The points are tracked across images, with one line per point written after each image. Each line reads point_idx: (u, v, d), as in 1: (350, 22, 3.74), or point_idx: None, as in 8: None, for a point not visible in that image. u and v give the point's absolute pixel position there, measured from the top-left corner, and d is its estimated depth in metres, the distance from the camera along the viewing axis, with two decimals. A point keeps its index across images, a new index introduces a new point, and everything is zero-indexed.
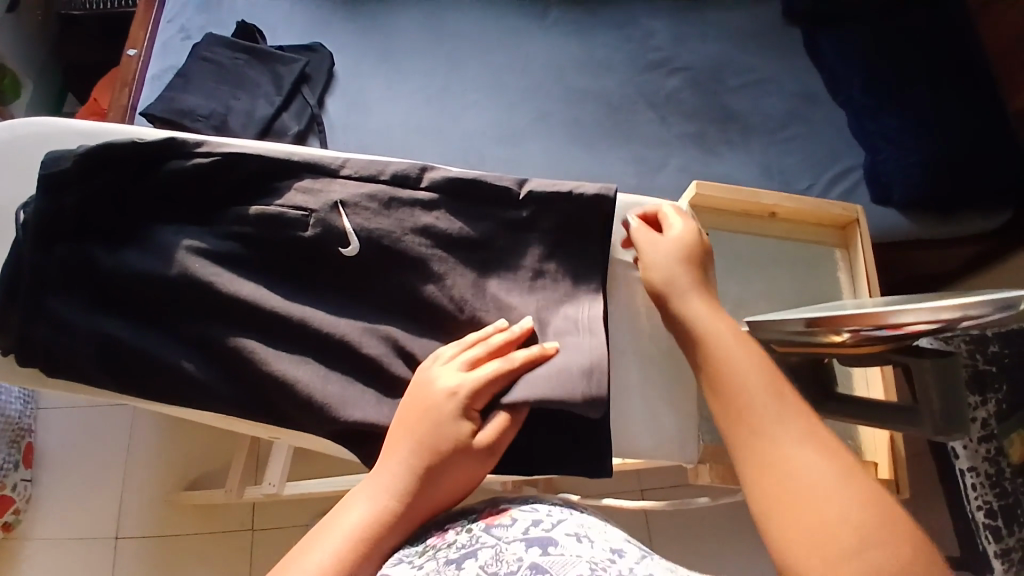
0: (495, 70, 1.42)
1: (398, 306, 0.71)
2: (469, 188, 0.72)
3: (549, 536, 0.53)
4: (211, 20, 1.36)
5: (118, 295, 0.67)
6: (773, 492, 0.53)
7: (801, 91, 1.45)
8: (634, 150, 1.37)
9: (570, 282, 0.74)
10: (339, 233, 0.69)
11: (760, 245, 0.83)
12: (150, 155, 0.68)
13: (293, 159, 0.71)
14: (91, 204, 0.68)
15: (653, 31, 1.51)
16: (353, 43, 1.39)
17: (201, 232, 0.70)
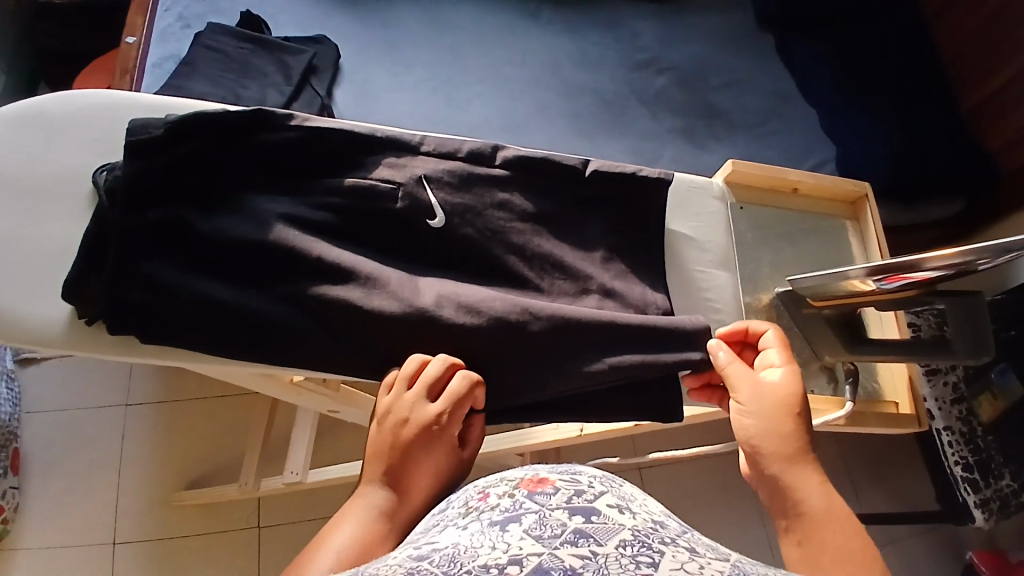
0: (495, 67, 1.47)
1: (471, 266, 0.78)
2: (541, 166, 0.80)
3: (592, 505, 0.50)
4: (209, 9, 1.35)
5: (208, 257, 0.71)
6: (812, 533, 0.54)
7: (778, 90, 1.57)
8: (630, 144, 1.45)
9: (622, 252, 0.82)
10: (427, 205, 0.76)
11: (785, 217, 0.92)
12: (240, 126, 0.74)
13: (378, 135, 0.78)
14: (184, 168, 0.73)
15: (639, 32, 1.60)
16: (355, 36, 1.41)
17: (287, 198, 0.75)
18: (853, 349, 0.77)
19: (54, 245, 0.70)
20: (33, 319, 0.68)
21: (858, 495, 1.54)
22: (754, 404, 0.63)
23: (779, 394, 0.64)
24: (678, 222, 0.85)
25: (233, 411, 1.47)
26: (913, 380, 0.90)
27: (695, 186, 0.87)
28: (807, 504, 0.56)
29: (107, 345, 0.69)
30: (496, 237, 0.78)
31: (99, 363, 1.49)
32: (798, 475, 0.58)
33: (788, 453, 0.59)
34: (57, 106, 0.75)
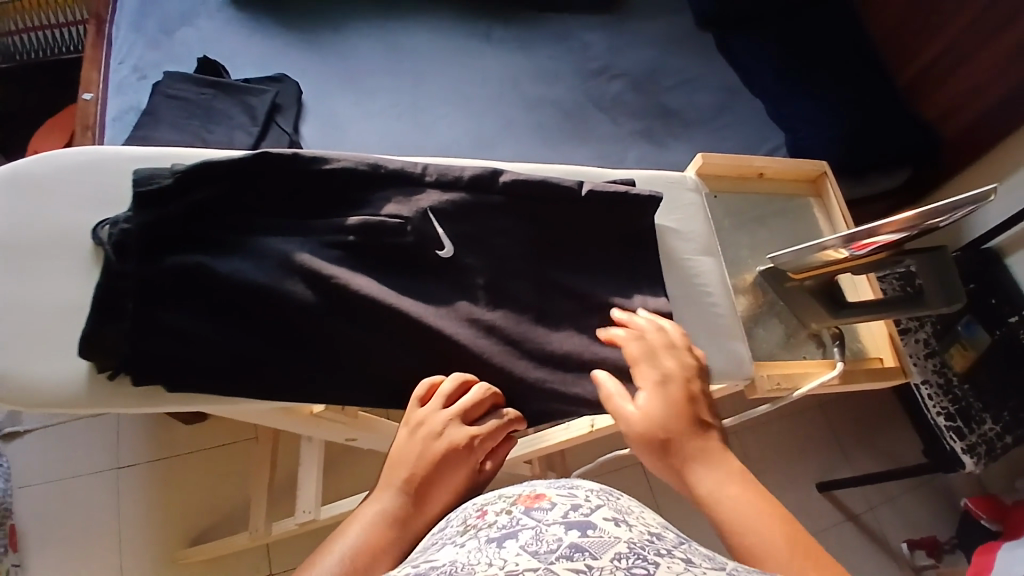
0: (456, 88, 1.50)
1: (476, 283, 0.79)
2: (535, 187, 0.82)
3: (589, 519, 0.51)
4: (164, 57, 1.35)
5: (226, 299, 0.71)
6: (733, 526, 0.54)
7: (724, 85, 1.65)
8: (595, 149, 1.50)
9: (616, 256, 0.84)
10: (434, 235, 0.79)
11: (758, 202, 0.99)
12: (244, 170, 0.74)
13: (382, 170, 0.79)
14: (194, 215, 0.73)
15: (588, 42, 1.66)
16: (316, 72, 1.43)
17: (296, 239, 0.76)
18: (837, 314, 0.82)
19: (64, 302, 0.70)
20: (51, 380, 0.67)
21: (849, 460, 1.61)
22: (648, 434, 0.64)
23: (662, 416, 0.64)
24: (663, 216, 0.89)
25: (234, 458, 1.45)
26: (892, 336, 0.96)
27: (671, 182, 0.91)
28: (720, 503, 0.56)
29: (124, 398, 0.69)
30: (492, 253, 0.80)
31: (86, 427, 1.45)
32: (701, 480, 0.59)
33: (685, 462, 0.61)
34: (55, 164, 0.75)
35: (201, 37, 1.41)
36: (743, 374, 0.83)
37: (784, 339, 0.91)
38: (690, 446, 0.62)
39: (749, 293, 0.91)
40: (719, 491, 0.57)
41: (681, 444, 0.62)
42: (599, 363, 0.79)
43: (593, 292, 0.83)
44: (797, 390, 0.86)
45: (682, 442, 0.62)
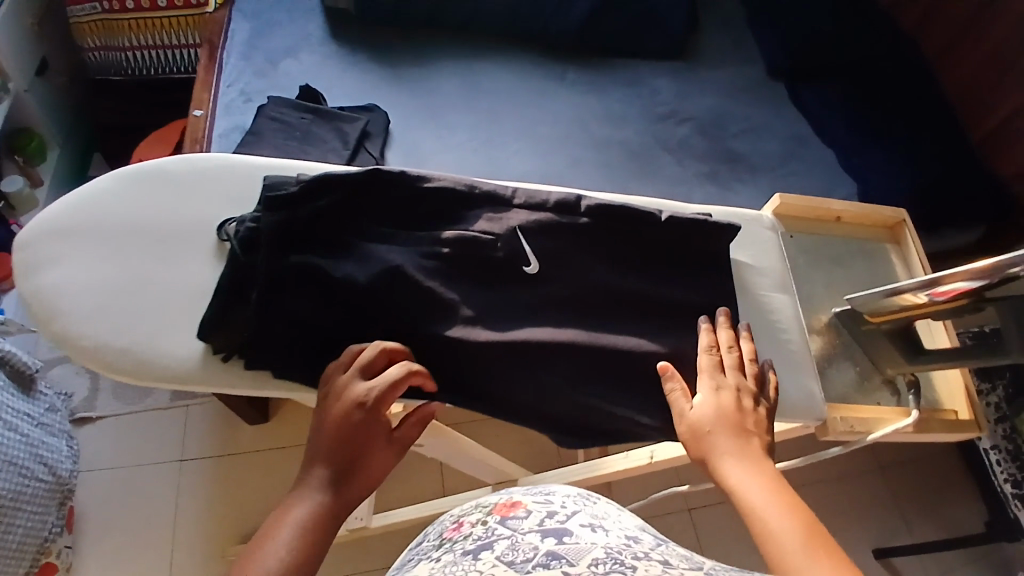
0: (530, 125, 1.58)
1: (557, 300, 0.83)
2: (618, 214, 0.85)
3: (565, 527, 0.58)
4: (269, 84, 1.48)
5: (337, 299, 0.77)
6: (756, 517, 0.63)
7: (792, 134, 1.67)
8: (659, 189, 1.54)
9: (692, 285, 0.86)
10: (522, 252, 0.83)
11: (835, 245, 0.99)
12: (356, 183, 0.81)
13: (477, 192, 0.85)
14: (314, 220, 0.79)
15: (659, 88, 1.71)
16: (402, 105, 1.53)
17: (401, 248, 0.81)
18: (914, 360, 0.83)
19: (189, 287, 0.78)
20: (170, 357, 0.74)
21: (909, 527, 1.54)
22: (690, 432, 0.74)
23: (707, 418, 0.74)
24: (738, 252, 0.91)
25: (288, 463, 1.50)
26: (969, 389, 0.94)
27: (747, 219, 0.93)
28: (746, 497, 0.65)
29: (238, 379, 0.75)
30: (571, 273, 0.84)
31: (157, 419, 1.54)
32: (736, 474, 0.68)
33: (726, 458, 0.70)
34: (195, 164, 0.84)
35: (301, 67, 1.54)
36: (816, 415, 0.83)
37: (856, 382, 0.90)
38: (724, 445, 0.71)
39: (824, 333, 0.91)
40: (747, 485, 0.66)
41: (717, 442, 0.71)
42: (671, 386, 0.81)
43: (667, 319, 0.85)
44: (870, 433, 0.85)
45: (718, 440, 0.72)
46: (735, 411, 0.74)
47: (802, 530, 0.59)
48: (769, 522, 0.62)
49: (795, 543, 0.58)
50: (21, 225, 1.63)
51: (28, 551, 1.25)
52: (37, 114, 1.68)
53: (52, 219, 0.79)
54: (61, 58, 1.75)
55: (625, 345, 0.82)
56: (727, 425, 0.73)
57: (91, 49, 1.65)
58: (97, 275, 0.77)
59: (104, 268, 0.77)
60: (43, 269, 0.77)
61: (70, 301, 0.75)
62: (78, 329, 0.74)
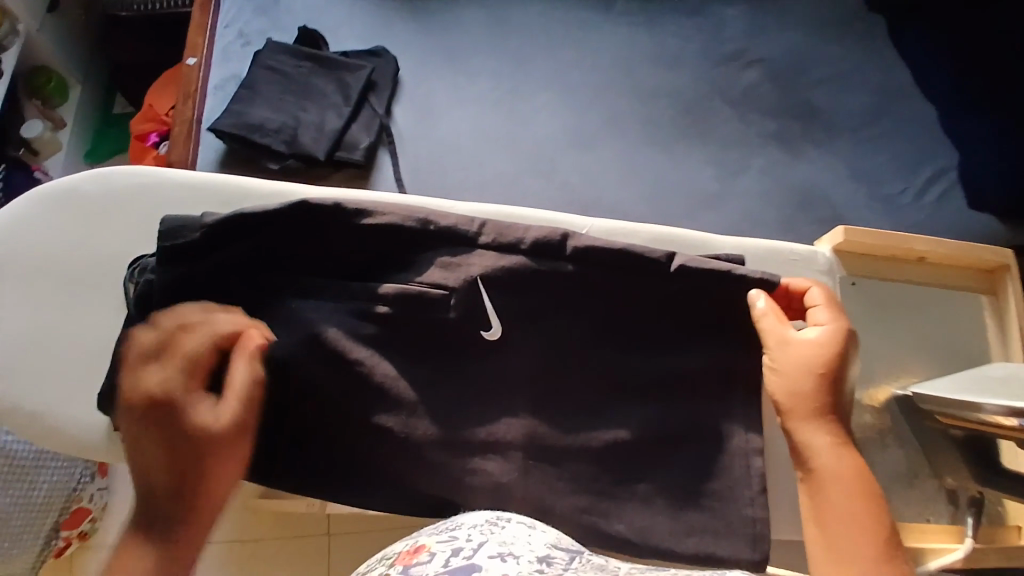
0: (566, 69, 1.34)
1: (537, 351, 0.75)
2: (613, 258, 0.74)
3: (471, 563, 0.50)
4: (269, 24, 1.32)
5: (251, 366, 0.70)
6: (829, 494, 0.69)
7: (889, 86, 1.36)
8: (714, 153, 1.29)
9: (687, 344, 0.77)
10: (482, 310, 0.74)
11: (911, 291, 0.93)
12: (279, 227, 0.72)
13: (431, 229, 0.74)
14: (224, 277, 0.71)
15: (727, 20, 1.41)
16: (416, 46, 1.33)
17: (326, 304, 0.73)
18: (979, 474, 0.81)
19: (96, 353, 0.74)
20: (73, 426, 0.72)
21: None
22: (785, 366, 0.73)
23: (808, 361, 0.72)
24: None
25: None
26: None
27: (797, 257, 0.85)
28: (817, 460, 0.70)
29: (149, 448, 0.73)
30: (554, 323, 0.76)
31: None
32: (811, 433, 0.71)
33: (807, 414, 0.71)
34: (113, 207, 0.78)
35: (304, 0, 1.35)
36: None
37: (908, 479, 0.87)
38: (817, 401, 0.71)
39: (880, 414, 0.88)
40: (823, 452, 0.70)
41: (810, 398, 0.71)
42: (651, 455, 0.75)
43: (658, 380, 0.77)
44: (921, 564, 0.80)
45: (812, 394, 0.72)
46: (837, 357, 0.73)
47: (873, 520, 0.66)
48: (841, 504, 0.68)
49: (859, 511, 0.67)
50: (42, 171, 1.58)
51: (55, 502, 1.22)
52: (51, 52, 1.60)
53: None
54: None
55: (604, 412, 0.75)
56: (826, 377, 0.72)
57: None
58: (12, 319, 0.74)
59: (16, 313, 0.74)
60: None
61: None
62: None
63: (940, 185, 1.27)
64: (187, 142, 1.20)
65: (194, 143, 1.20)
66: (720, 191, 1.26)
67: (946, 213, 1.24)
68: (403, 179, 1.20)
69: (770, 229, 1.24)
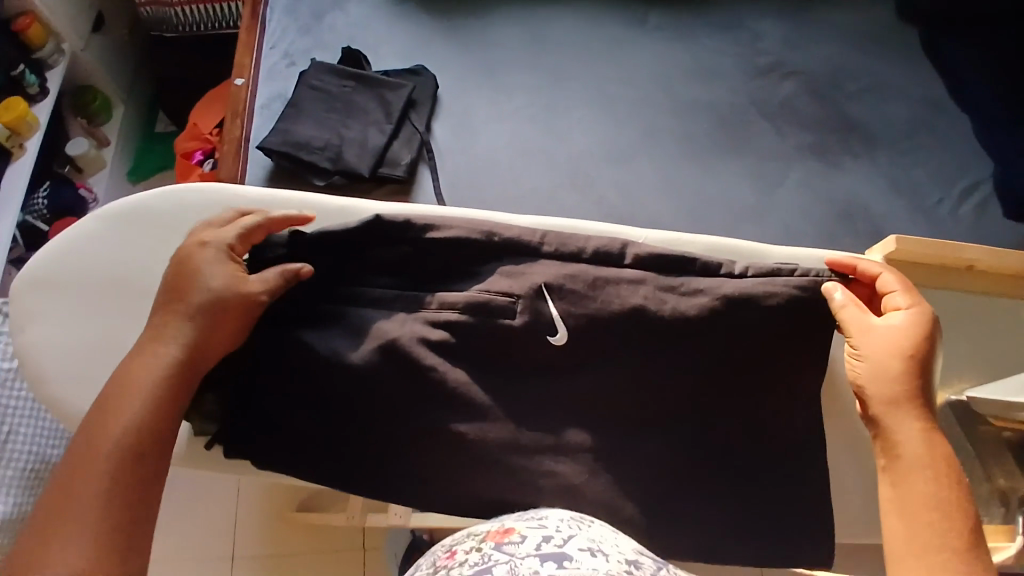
0: (602, 84, 1.37)
1: (589, 359, 0.77)
2: (665, 271, 0.79)
3: (564, 552, 0.58)
4: (314, 43, 1.36)
5: (322, 371, 0.74)
6: (917, 484, 0.68)
7: (925, 95, 1.37)
8: (750, 166, 1.30)
9: (740, 352, 0.77)
10: (547, 317, 0.76)
11: (959, 300, 0.95)
12: (353, 244, 0.78)
13: (496, 240, 0.79)
14: (303, 289, 0.77)
15: (760, 33, 1.43)
16: (456, 63, 1.37)
17: (396, 313, 0.77)
18: None
19: None
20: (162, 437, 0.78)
21: None
22: (866, 352, 0.73)
23: (892, 344, 0.72)
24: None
25: None
26: None
27: None
28: (901, 448, 0.70)
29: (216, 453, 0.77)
30: (607, 330, 0.77)
31: None
32: (898, 422, 0.70)
33: (889, 398, 0.71)
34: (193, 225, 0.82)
35: (348, 21, 1.40)
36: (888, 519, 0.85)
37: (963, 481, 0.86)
38: (900, 389, 0.71)
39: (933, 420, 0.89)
40: (909, 441, 0.69)
41: (895, 385, 0.71)
42: (700, 462, 0.77)
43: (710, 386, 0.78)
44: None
45: (897, 381, 0.71)
46: (924, 340, 0.72)
47: (961, 511, 0.65)
48: (930, 494, 0.66)
49: (946, 501, 0.66)
50: (88, 187, 1.64)
51: None
52: (99, 72, 1.66)
53: (54, 270, 0.78)
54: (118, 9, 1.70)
55: (653, 418, 0.77)
56: (911, 363, 0.71)
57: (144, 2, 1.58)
58: (88, 332, 0.77)
59: (86, 323, 0.77)
60: (30, 324, 0.77)
61: (54, 362, 0.76)
62: (62, 391, 0.75)
63: (981, 195, 1.27)
64: (236, 159, 1.24)
65: (242, 159, 1.24)
66: (757, 203, 1.27)
67: (986, 222, 1.24)
68: (444, 192, 1.23)
69: (807, 240, 1.24)
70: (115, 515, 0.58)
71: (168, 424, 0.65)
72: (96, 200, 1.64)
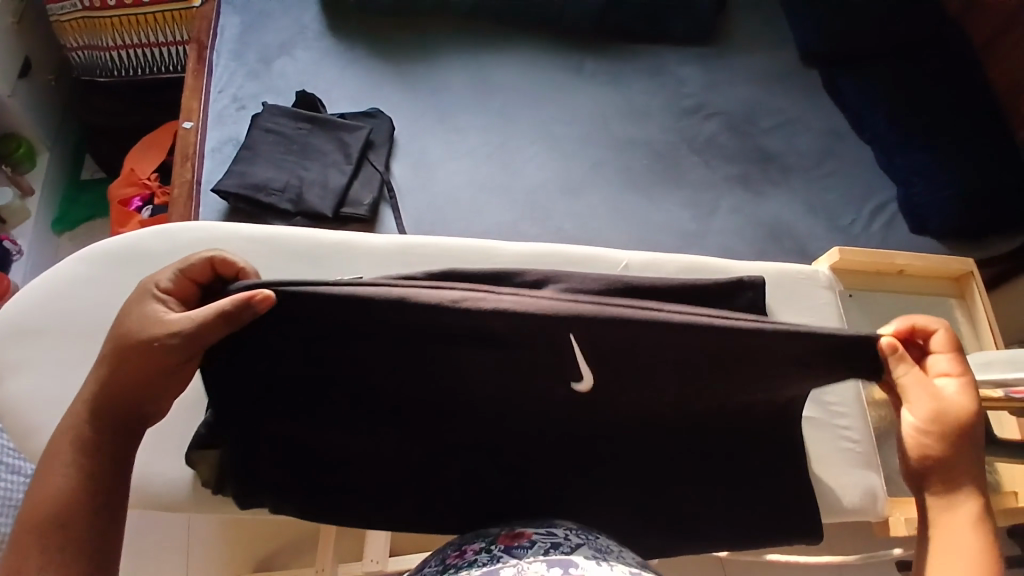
0: (548, 124, 1.45)
1: None
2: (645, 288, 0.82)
3: (570, 558, 0.59)
4: (264, 88, 1.37)
5: (323, 406, 0.74)
6: (953, 559, 0.61)
7: (829, 129, 1.54)
8: (688, 196, 1.41)
9: None
10: (572, 362, 0.67)
11: (895, 300, 1.08)
12: (334, 299, 0.63)
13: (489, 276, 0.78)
14: None
15: (684, 77, 1.57)
16: (409, 106, 1.41)
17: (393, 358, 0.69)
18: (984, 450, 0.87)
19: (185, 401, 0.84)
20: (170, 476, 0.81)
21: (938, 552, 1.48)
22: (923, 419, 0.65)
23: (949, 411, 0.65)
24: (785, 314, 0.95)
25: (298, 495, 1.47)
26: None
27: (804, 277, 0.97)
28: (943, 517, 0.64)
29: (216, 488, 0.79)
30: None
31: None
32: (939, 493, 0.64)
33: (936, 463, 0.65)
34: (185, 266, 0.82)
35: (298, 67, 1.41)
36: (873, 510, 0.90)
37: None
38: (942, 452, 0.65)
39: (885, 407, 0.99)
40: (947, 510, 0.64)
41: (939, 448, 0.65)
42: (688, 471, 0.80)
43: (722, 405, 0.74)
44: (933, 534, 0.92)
45: (941, 445, 0.65)
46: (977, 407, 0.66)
47: None
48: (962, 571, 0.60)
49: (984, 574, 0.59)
50: (12, 239, 1.54)
51: None
52: (24, 119, 1.58)
53: (36, 317, 0.76)
54: (45, 55, 1.63)
55: None
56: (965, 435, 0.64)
57: (74, 48, 1.54)
58: (73, 378, 0.75)
59: (71, 372, 0.75)
60: (11, 375, 0.74)
61: (37, 415, 0.73)
62: (48, 444, 0.72)
63: (886, 214, 1.43)
64: (189, 203, 1.20)
65: (195, 203, 1.21)
66: (698, 229, 1.37)
67: (893, 238, 1.40)
68: (406, 227, 1.26)
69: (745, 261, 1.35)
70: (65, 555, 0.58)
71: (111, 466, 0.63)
72: (22, 252, 1.55)
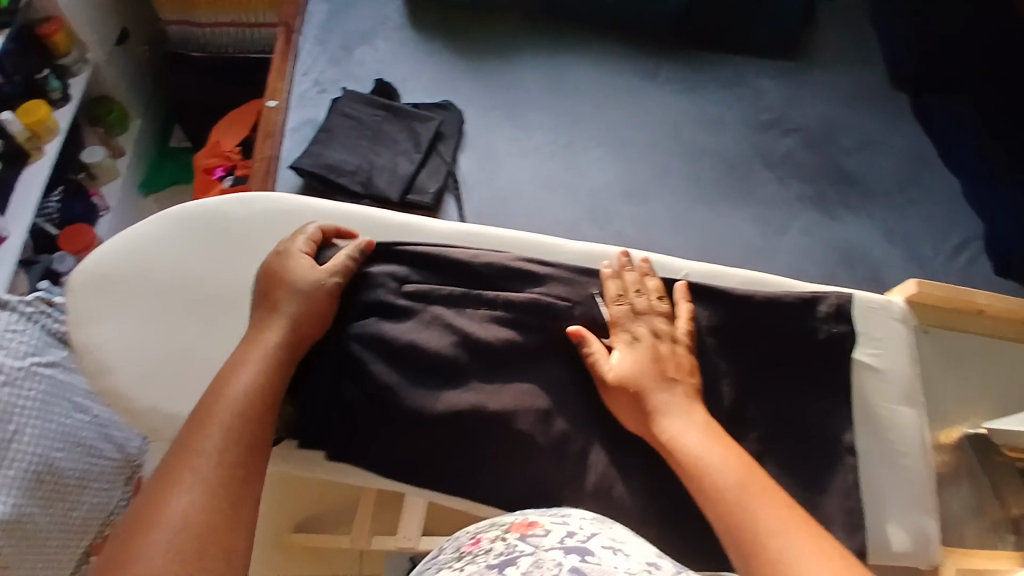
0: (617, 127, 1.44)
1: None
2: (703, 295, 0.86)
3: (586, 547, 0.56)
4: (344, 74, 1.41)
5: (402, 363, 0.79)
6: (732, 488, 0.64)
7: (913, 155, 1.47)
8: (756, 213, 1.38)
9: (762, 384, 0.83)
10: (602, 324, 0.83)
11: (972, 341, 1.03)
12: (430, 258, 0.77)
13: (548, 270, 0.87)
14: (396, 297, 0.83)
15: (763, 90, 1.52)
16: (481, 101, 1.43)
17: (467, 312, 0.83)
18: None
19: None
20: None
21: None
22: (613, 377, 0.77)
23: (632, 362, 0.77)
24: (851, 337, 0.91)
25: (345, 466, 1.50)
26: None
27: (877, 306, 0.92)
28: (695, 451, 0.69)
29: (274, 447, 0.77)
30: None
31: None
32: (669, 394, 0.74)
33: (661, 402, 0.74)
34: (256, 232, 0.86)
35: (377, 56, 1.45)
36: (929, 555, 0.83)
37: (976, 511, 0.94)
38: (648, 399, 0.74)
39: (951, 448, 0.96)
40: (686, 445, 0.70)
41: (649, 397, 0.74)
42: None
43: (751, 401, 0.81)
44: None
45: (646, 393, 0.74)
46: (659, 356, 0.77)
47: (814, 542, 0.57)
48: (741, 506, 0.62)
49: (781, 514, 0.61)
50: (100, 196, 1.66)
51: (91, 525, 1.18)
52: (116, 85, 1.68)
53: (119, 270, 0.82)
54: (141, 27, 1.75)
55: None
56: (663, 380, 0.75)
57: (169, 21, 1.64)
58: (145, 329, 0.80)
59: (145, 324, 0.80)
60: (91, 323, 0.80)
61: (112, 361, 0.78)
62: (119, 390, 0.77)
63: (970, 250, 1.35)
64: (265, 178, 1.26)
65: (271, 178, 1.27)
66: (763, 246, 1.34)
67: (975, 275, 1.32)
68: (468, 219, 1.28)
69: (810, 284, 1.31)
70: (234, 461, 0.62)
71: (268, 421, 0.67)
72: (107, 209, 1.67)
